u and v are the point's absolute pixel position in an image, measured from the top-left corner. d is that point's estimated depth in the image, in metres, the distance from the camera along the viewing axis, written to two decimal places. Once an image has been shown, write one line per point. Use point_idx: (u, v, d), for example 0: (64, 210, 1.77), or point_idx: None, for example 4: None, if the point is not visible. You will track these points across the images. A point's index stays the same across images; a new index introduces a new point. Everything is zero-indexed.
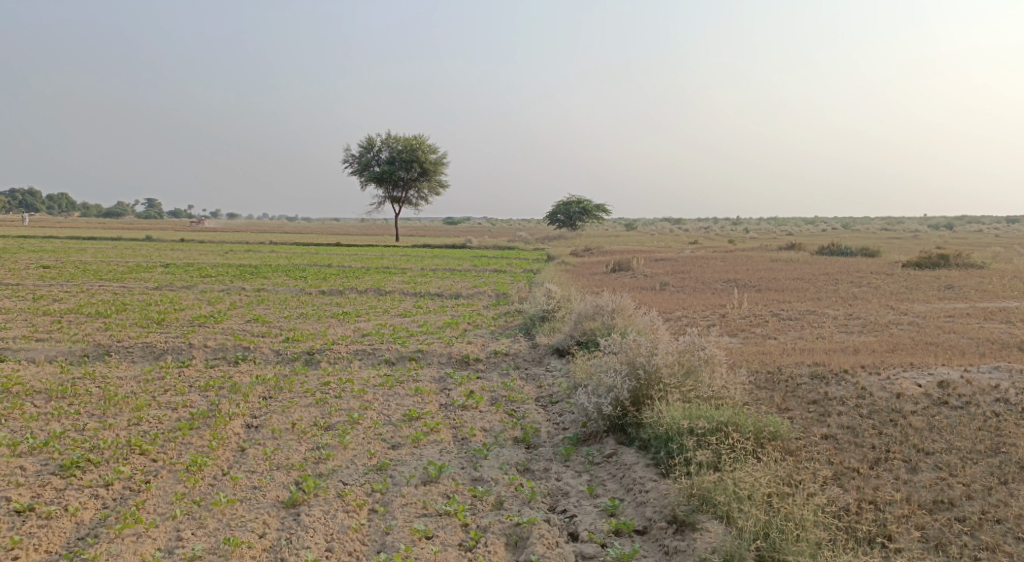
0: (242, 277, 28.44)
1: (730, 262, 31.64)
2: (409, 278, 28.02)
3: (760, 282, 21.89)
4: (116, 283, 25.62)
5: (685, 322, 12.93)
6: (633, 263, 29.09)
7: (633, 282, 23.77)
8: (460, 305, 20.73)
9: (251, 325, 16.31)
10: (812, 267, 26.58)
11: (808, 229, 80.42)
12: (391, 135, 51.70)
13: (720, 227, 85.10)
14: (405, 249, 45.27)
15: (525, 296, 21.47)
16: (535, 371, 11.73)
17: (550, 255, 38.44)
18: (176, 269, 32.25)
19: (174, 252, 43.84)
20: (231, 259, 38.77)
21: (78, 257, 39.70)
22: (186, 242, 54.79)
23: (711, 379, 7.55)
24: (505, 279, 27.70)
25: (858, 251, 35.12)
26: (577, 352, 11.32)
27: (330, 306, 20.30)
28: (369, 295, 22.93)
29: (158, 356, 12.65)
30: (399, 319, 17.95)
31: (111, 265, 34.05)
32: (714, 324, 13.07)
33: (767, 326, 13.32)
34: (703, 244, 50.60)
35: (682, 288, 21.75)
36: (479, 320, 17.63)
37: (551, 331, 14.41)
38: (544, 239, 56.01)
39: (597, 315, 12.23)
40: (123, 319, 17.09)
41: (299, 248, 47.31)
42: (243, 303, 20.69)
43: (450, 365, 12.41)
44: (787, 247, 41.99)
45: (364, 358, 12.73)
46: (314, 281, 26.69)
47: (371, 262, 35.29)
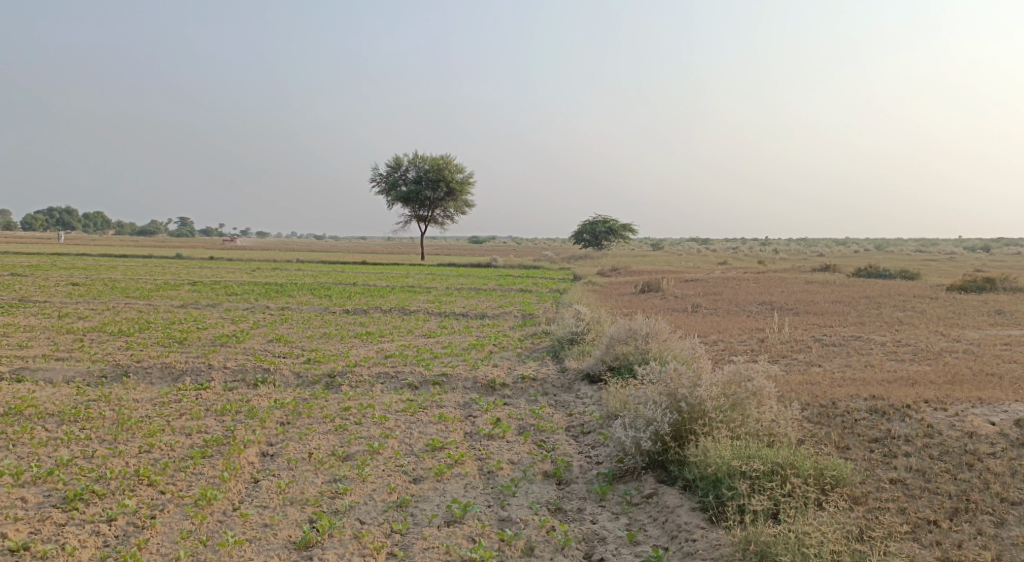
0: (267, 295, 28.21)
1: (763, 284, 30.80)
2: (434, 297, 27.61)
3: (798, 305, 21.11)
4: (142, 300, 25.50)
5: (723, 349, 12.31)
6: (664, 284, 28.39)
7: (664, 304, 23.10)
8: (486, 326, 20.23)
9: (273, 345, 15.92)
10: (850, 290, 25.70)
11: (840, 250, 78.81)
12: (418, 154, 51.61)
13: (750, 248, 83.91)
14: (431, 267, 44.97)
15: (553, 317, 20.90)
16: (565, 397, 11.18)
17: (578, 275, 37.85)
18: (201, 286, 32.15)
19: (201, 270, 43.97)
20: (257, 277, 38.72)
21: (107, 274, 39.90)
22: (213, 260, 55.04)
23: (759, 412, 6.94)
24: (532, 299, 27.16)
25: (896, 273, 34.04)
26: (610, 379, 10.75)
27: (353, 325, 19.89)
28: (394, 315, 22.49)
29: (175, 377, 12.29)
30: (424, 340, 17.48)
31: (139, 282, 34.12)
32: (754, 350, 12.42)
33: (810, 353, 12.64)
34: (733, 265, 49.68)
35: (715, 310, 21.04)
36: (505, 342, 17.09)
37: (580, 355, 13.84)
38: (571, 259, 55.42)
39: (631, 339, 11.66)
40: (144, 337, 16.82)
41: (326, 266, 47.25)
42: (266, 322, 20.38)
43: (476, 390, 11.89)
44: (821, 269, 40.93)
45: (386, 381, 12.25)
46: (339, 300, 26.38)
47: (398, 281, 34.98)
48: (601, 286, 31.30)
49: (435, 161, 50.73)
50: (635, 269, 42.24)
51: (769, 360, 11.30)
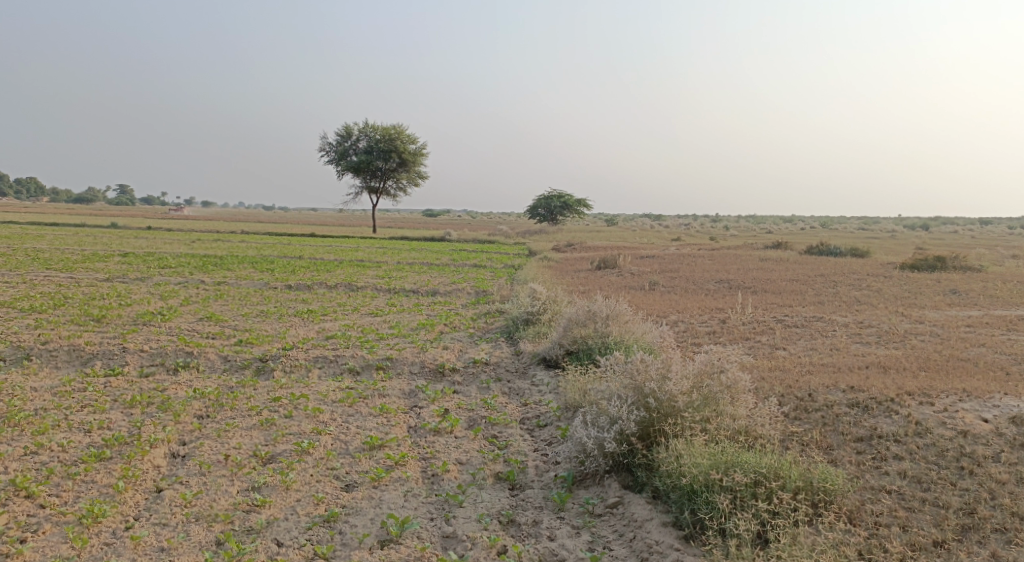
0: (204, 269, 26.66)
1: (719, 261, 30.40)
2: (383, 272, 26.45)
3: (756, 283, 20.65)
4: (65, 273, 23.76)
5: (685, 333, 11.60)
6: (620, 260, 27.72)
7: (620, 282, 22.41)
8: (437, 304, 19.25)
9: (202, 325, 14.70)
10: (806, 268, 25.37)
11: (790, 228, 79.75)
12: (368, 123, 49.83)
13: (702, 224, 84.25)
14: (381, 241, 43.63)
15: (507, 295, 20.01)
16: (519, 385, 10.34)
17: (532, 251, 36.99)
18: (134, 259, 30.34)
19: (137, 241, 41.77)
20: (197, 249, 36.91)
21: (33, 244, 37.55)
22: (151, 231, 52.51)
23: (734, 408, 6.19)
24: (484, 275, 26.22)
25: (849, 251, 34.05)
26: (568, 366, 9.94)
27: (293, 303, 18.68)
28: (339, 292, 21.33)
29: (85, 362, 11.06)
30: (368, 319, 16.43)
31: (67, 254, 32.09)
32: (717, 334, 11.74)
33: (774, 335, 12.02)
34: (687, 242, 49.40)
35: (672, 288, 20.41)
36: (455, 322, 16.16)
37: (536, 338, 13.01)
38: (524, 233, 54.59)
39: (590, 323, 10.87)
40: (59, 315, 15.40)
41: (271, 238, 45.46)
42: (199, 298, 19.03)
43: (422, 376, 10.98)
44: (775, 245, 40.86)
45: (324, 366, 11.24)
46: (281, 275, 25.05)
47: (345, 255, 33.64)
48: (555, 262, 30.51)
49: (386, 131, 49.09)
50: (589, 244, 41.56)
51: (734, 345, 10.62)
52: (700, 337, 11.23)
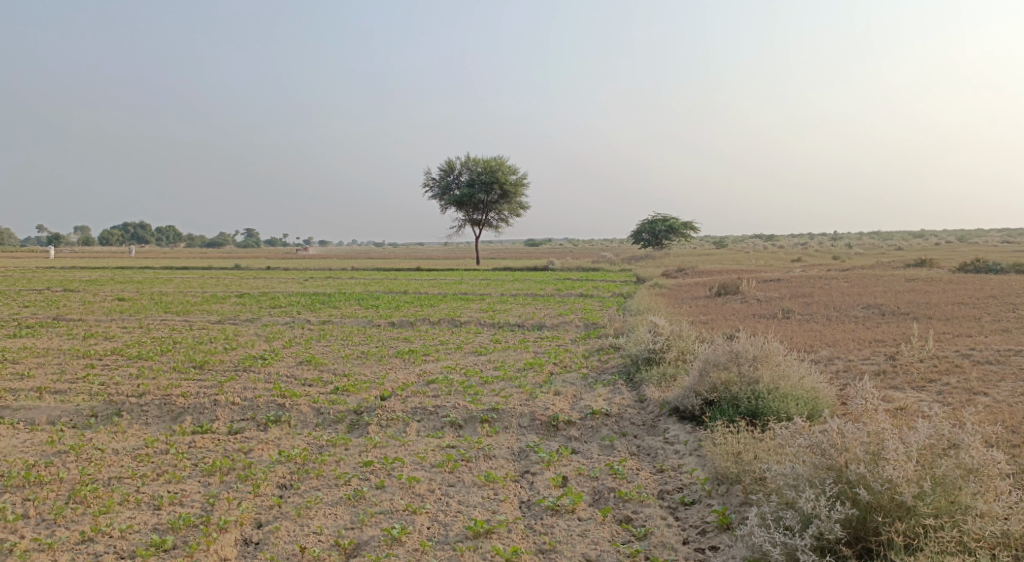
0: (311, 308, 26.35)
1: (856, 282, 27.42)
2: (488, 305, 25.29)
3: (908, 311, 18.00)
4: (179, 316, 23.87)
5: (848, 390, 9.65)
6: (741, 285, 25.43)
7: (746, 310, 20.21)
8: (545, 339, 17.81)
9: (301, 370, 13.83)
10: (964, 290, 22.21)
11: (922, 243, 73.62)
12: (471, 156, 49.51)
13: (819, 244, 79.34)
14: (486, 272, 42.82)
15: (621, 328, 18.29)
16: (650, 442, 8.72)
17: (641, 277, 35.16)
18: (247, 299, 30.58)
19: (254, 282, 42.78)
20: (307, 287, 37.20)
21: (158, 288, 38.96)
22: (270, 270, 54.16)
23: (984, 502, 4.85)
24: (593, 305, 24.56)
25: (1008, 268, 30.12)
26: (712, 425, 8.29)
27: (396, 342, 17.68)
28: (443, 328, 20.25)
29: (174, 418, 10.20)
30: (473, 360, 15.15)
31: (186, 296, 32.85)
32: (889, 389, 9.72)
33: (964, 387, 9.89)
34: (811, 263, 45.87)
35: (810, 317, 18.10)
36: (566, 360, 14.64)
37: (662, 382, 11.29)
38: (631, 259, 52.59)
39: (733, 367, 9.25)
40: (162, 362, 14.93)
41: (379, 273, 45.57)
42: (302, 339, 18.35)
43: (532, 432, 9.49)
44: (915, 263, 37.14)
45: (424, 419, 9.94)
46: (386, 312, 24.37)
47: (451, 288, 32.84)
48: (669, 289, 28.46)
49: (488, 163, 48.58)
50: (703, 268, 39.19)
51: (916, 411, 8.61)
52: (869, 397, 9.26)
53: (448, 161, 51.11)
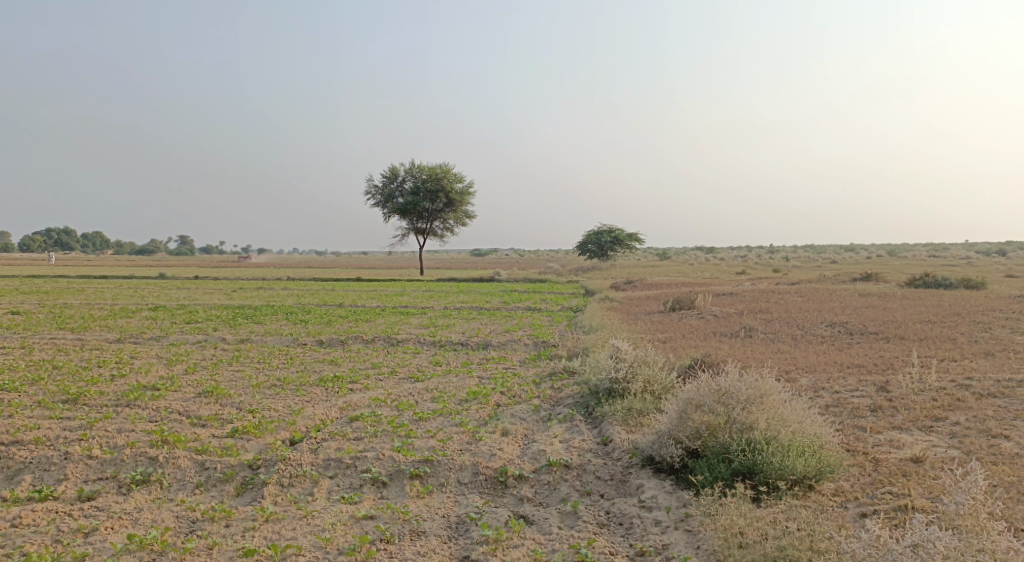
0: (230, 324, 23.73)
1: (812, 297, 26.34)
2: (428, 320, 23.19)
3: (880, 331, 16.68)
4: (73, 335, 20.98)
5: (853, 444, 8.01)
6: (696, 300, 23.96)
7: (707, 328, 18.65)
8: (490, 361, 15.89)
9: (198, 404, 11.52)
10: (928, 307, 21.19)
11: (857, 256, 74.46)
12: (414, 164, 47.39)
13: (760, 257, 79.55)
14: (428, 284, 40.67)
15: (575, 347, 16.48)
16: (623, 507, 6.93)
17: (589, 289, 33.63)
18: (161, 314, 27.65)
19: (176, 293, 39.67)
20: (232, 300, 34.37)
21: (66, 300, 35.51)
22: (197, 281, 50.67)
23: None
24: (541, 321, 22.72)
25: (958, 283, 29.51)
26: (706, 494, 6.57)
27: (320, 366, 15.41)
28: (376, 348, 18.08)
29: (9, 478, 7.92)
30: (408, 388, 13.12)
31: (94, 310, 29.67)
32: (900, 442, 8.17)
33: (982, 434, 8.40)
34: (757, 275, 45.18)
35: (777, 337, 16.64)
36: (514, 388, 12.68)
37: (629, 421, 9.52)
38: (576, 271, 51.08)
39: (720, 409, 7.47)
40: (29, 395, 12.36)
41: (314, 285, 42.88)
42: (210, 363, 15.96)
43: (475, 493, 7.54)
44: (862, 278, 36.55)
45: (337, 475, 7.86)
46: (315, 329, 22.00)
47: (390, 301, 30.58)
48: (620, 303, 26.88)
49: (432, 171, 46.53)
50: (652, 281, 37.94)
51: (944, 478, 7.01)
52: (879, 456, 7.65)
53: (390, 168, 48.79)
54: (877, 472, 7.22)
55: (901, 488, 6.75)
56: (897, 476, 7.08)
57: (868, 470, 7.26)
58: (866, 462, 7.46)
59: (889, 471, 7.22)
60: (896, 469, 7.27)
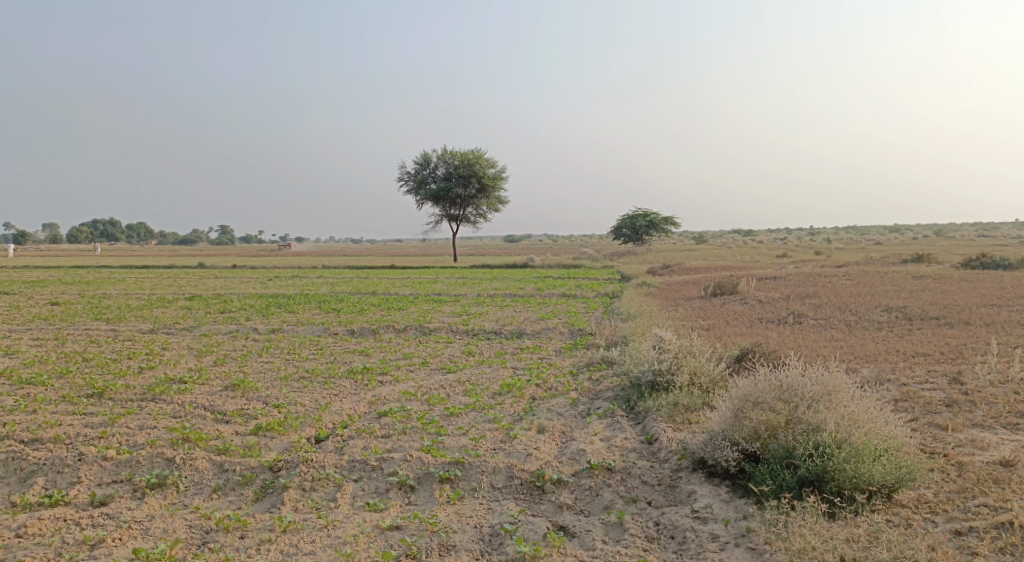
0: (262, 313, 23.47)
1: (861, 281, 25.17)
2: (461, 308, 22.64)
3: (939, 316, 15.63)
4: (107, 325, 20.86)
5: (930, 446, 7.21)
6: (739, 284, 23.02)
7: (752, 315, 17.75)
8: (525, 350, 15.27)
9: (223, 398, 11.10)
10: (988, 290, 19.98)
11: (902, 237, 72.16)
12: (447, 150, 46.81)
13: (800, 239, 77.48)
14: (462, 271, 40.16)
15: (613, 336, 15.77)
16: (675, 517, 6.28)
17: (626, 274, 32.79)
18: (195, 303, 27.57)
19: (212, 282, 39.80)
20: (267, 288, 34.26)
21: (105, 290, 35.78)
22: (234, 269, 50.92)
23: None
24: (577, 307, 22.01)
25: (1016, 264, 28.04)
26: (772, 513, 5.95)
27: (350, 357, 14.93)
28: (408, 338, 17.59)
29: (21, 481, 7.53)
30: (439, 379, 12.57)
31: (130, 300, 29.75)
32: (983, 442, 7.32)
33: None
34: (799, 257, 43.74)
35: (828, 323, 15.72)
36: (551, 379, 12.03)
37: (676, 417, 8.82)
38: (612, 256, 50.14)
39: (781, 407, 6.75)
40: (55, 389, 12.07)
41: (349, 273, 42.69)
42: (239, 354, 15.60)
43: (510, 499, 6.93)
44: (912, 259, 35.04)
45: (363, 479, 7.30)
46: (347, 318, 21.59)
47: (423, 288, 30.12)
48: (658, 288, 26.03)
49: (465, 157, 45.72)
50: (691, 265, 36.90)
51: None
52: (961, 460, 6.84)
53: (423, 155, 48.28)
54: (962, 478, 6.43)
55: (992, 501, 5.97)
56: (987, 484, 6.27)
57: (951, 476, 6.48)
58: (948, 467, 6.66)
59: (975, 477, 6.42)
60: (984, 475, 6.46)
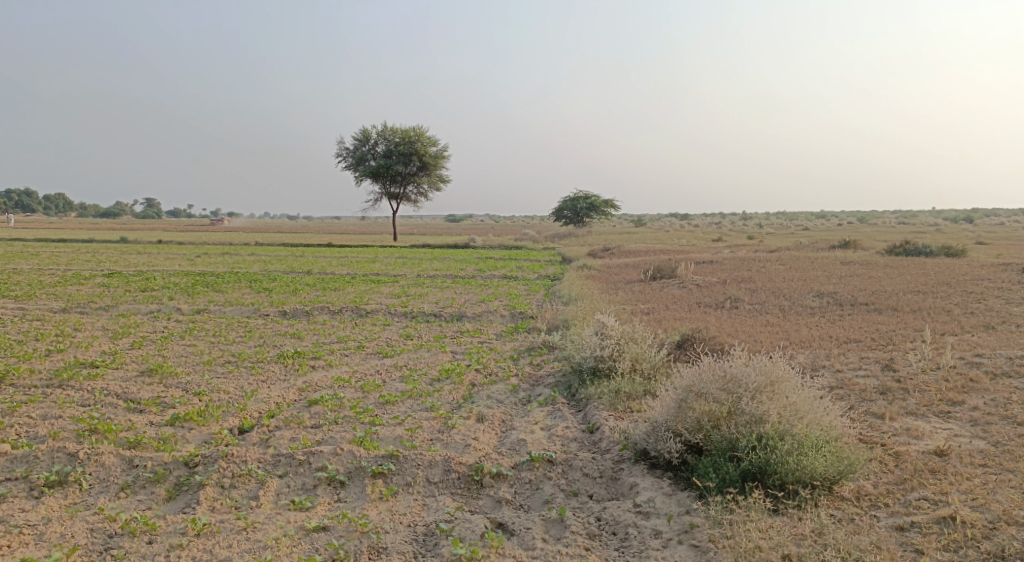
0: (189, 292, 22.38)
1: (795, 266, 25.59)
2: (399, 289, 22.05)
3: (872, 303, 15.88)
4: (16, 303, 19.51)
5: (868, 435, 7.17)
6: (678, 268, 23.11)
7: (692, 299, 17.75)
8: (465, 333, 14.88)
9: (140, 385, 10.36)
10: (916, 276, 20.50)
11: (830, 224, 74.39)
12: (386, 126, 45.72)
13: (735, 223, 79.05)
14: (401, 250, 39.40)
15: (555, 319, 15.52)
16: (617, 513, 6.03)
17: (566, 256, 32.66)
18: (117, 281, 26.17)
19: (136, 258, 38.04)
20: (195, 266, 32.86)
21: (18, 265, 33.74)
22: (161, 245, 48.83)
23: None
24: (518, 289, 21.70)
25: (940, 252, 29.03)
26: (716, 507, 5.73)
27: (281, 340, 14.26)
28: (343, 320, 16.98)
29: None
30: (374, 364, 12.08)
31: (46, 277, 28.07)
32: (921, 432, 7.30)
33: (1006, 422, 7.56)
34: (734, 242, 44.44)
35: (766, 308, 15.80)
36: (490, 364, 11.67)
37: (618, 405, 8.59)
38: (552, 237, 49.99)
39: (725, 398, 6.55)
40: None
41: (283, 250, 41.39)
42: (161, 336, 14.72)
43: (445, 495, 6.56)
44: (842, 245, 35.97)
45: (288, 475, 6.82)
46: (279, 298, 20.76)
47: (360, 268, 29.34)
48: (598, 271, 25.94)
49: (406, 134, 44.99)
50: (630, 248, 37.03)
51: (976, 478, 6.17)
52: (900, 450, 6.79)
53: (362, 130, 47.05)
54: (901, 469, 6.37)
55: (932, 494, 5.91)
56: (925, 475, 6.22)
57: (890, 466, 6.42)
58: (887, 457, 6.60)
59: (914, 467, 6.37)
60: (922, 465, 6.41)
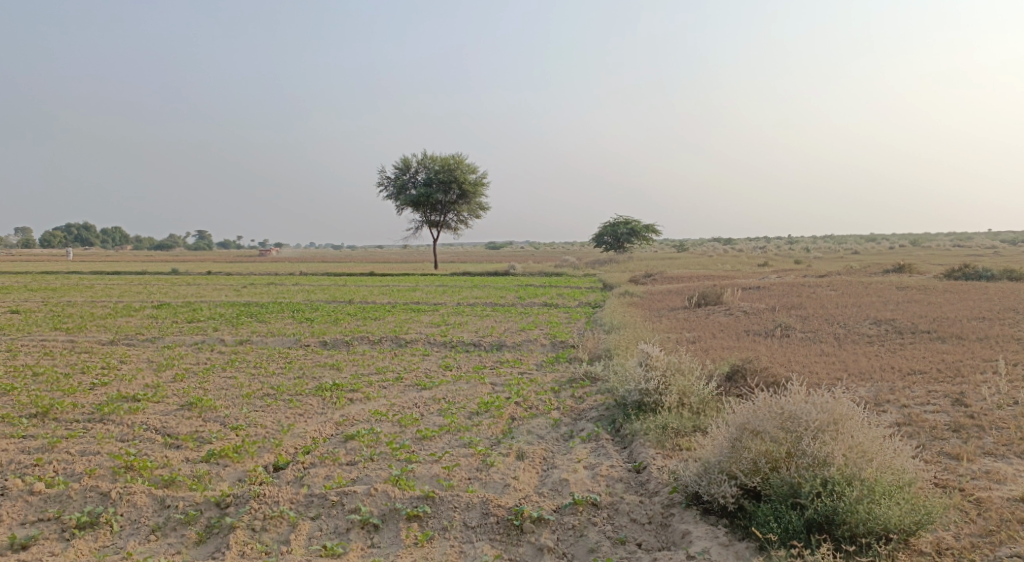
0: (232, 323, 22.52)
1: (847, 291, 24.69)
2: (439, 318, 21.85)
3: (931, 330, 15.10)
4: (66, 336, 19.86)
5: (943, 479, 6.63)
6: (723, 294, 22.47)
7: (740, 327, 17.13)
8: (505, 364, 14.54)
9: (178, 419, 10.27)
10: (977, 302, 19.52)
11: (880, 247, 72.44)
12: (426, 155, 46.05)
13: (781, 247, 77.46)
14: (442, 278, 39.37)
15: (597, 349, 15.09)
16: None
17: (608, 283, 32.17)
18: (164, 312, 26.54)
19: (184, 289, 38.70)
20: (240, 296, 33.27)
21: (72, 297, 34.60)
22: (209, 276, 49.74)
23: None
24: (559, 317, 21.31)
25: (1000, 275, 27.76)
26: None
27: (320, 372, 14.11)
28: (383, 350, 16.81)
29: None
30: (413, 397, 11.82)
31: (96, 308, 28.65)
32: (1001, 475, 6.72)
33: None
34: (781, 267, 43.33)
35: (818, 336, 15.14)
36: (531, 397, 11.31)
37: (666, 443, 8.16)
38: (594, 264, 49.53)
39: (783, 437, 6.11)
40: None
41: (326, 280, 41.74)
42: (202, 368, 14.71)
43: (484, 541, 6.22)
44: (894, 269, 34.72)
45: (321, 517, 6.56)
46: (320, 328, 20.72)
47: (401, 296, 29.30)
48: (641, 298, 25.41)
49: (445, 163, 45.13)
50: (673, 274, 36.34)
51: None
52: (981, 496, 6.24)
53: (403, 160, 47.46)
54: (984, 519, 5.84)
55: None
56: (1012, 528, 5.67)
57: (972, 515, 5.89)
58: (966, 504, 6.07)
59: (999, 518, 5.83)
60: (1008, 515, 5.87)
